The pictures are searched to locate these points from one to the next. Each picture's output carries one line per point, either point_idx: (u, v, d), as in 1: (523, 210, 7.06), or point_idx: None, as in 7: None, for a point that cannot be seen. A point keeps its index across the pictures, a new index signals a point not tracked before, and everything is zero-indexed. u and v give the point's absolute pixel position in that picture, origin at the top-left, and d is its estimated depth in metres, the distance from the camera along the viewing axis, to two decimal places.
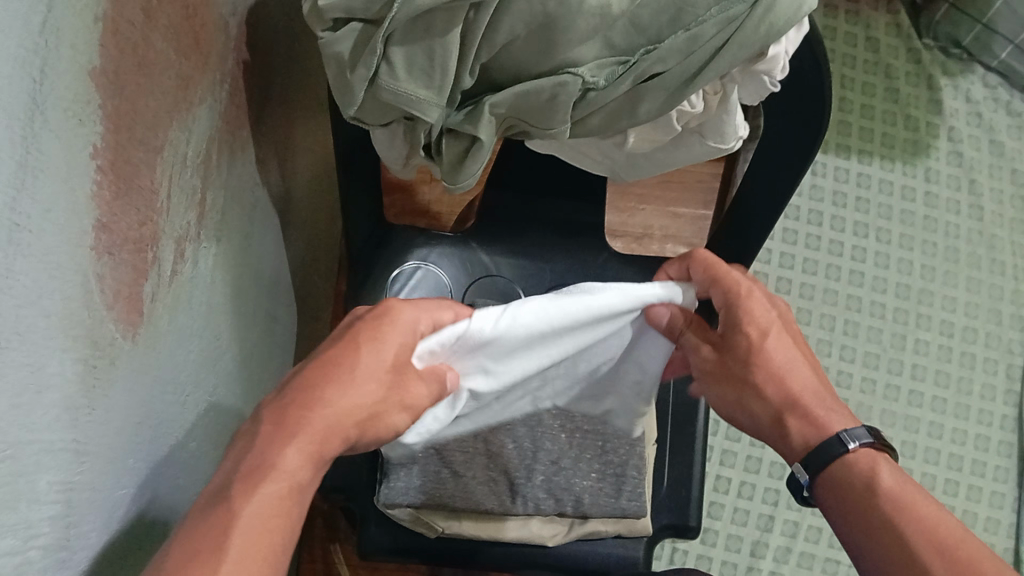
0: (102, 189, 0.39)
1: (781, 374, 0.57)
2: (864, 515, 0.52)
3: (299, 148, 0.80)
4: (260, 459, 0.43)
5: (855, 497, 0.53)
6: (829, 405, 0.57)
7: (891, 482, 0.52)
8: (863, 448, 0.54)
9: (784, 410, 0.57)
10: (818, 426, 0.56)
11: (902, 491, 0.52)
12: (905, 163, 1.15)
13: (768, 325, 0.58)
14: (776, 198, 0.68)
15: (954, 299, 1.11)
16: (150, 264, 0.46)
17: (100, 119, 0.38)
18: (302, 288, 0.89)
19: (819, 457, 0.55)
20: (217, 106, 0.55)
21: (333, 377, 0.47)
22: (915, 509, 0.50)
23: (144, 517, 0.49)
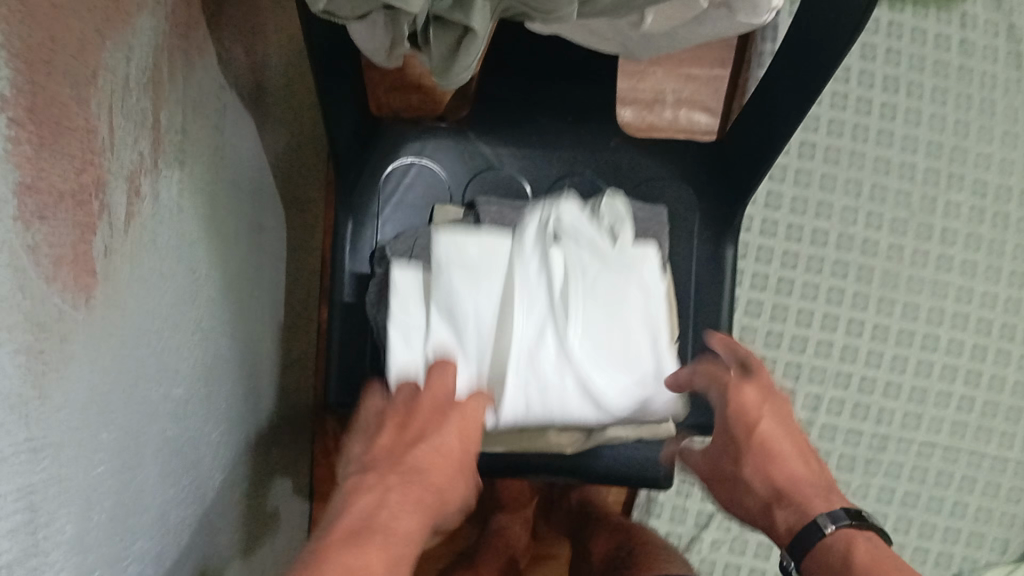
0: (22, 146, 0.32)
1: (772, 471, 0.62)
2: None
3: (267, 31, 0.71)
4: (382, 518, 0.50)
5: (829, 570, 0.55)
6: (821, 496, 0.60)
7: (868, 560, 0.53)
8: (840, 528, 0.56)
9: (773, 501, 0.61)
10: (800, 514, 0.59)
11: (881, 564, 0.52)
12: (940, 7, 1.05)
13: (758, 417, 0.63)
14: (805, 85, 0.59)
15: (988, 156, 1.04)
16: (98, 213, 0.39)
17: (5, 61, 0.31)
18: (288, 185, 0.82)
19: (800, 543, 0.57)
20: (162, 9, 0.46)
21: (433, 450, 0.56)
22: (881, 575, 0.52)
23: (128, 485, 0.44)
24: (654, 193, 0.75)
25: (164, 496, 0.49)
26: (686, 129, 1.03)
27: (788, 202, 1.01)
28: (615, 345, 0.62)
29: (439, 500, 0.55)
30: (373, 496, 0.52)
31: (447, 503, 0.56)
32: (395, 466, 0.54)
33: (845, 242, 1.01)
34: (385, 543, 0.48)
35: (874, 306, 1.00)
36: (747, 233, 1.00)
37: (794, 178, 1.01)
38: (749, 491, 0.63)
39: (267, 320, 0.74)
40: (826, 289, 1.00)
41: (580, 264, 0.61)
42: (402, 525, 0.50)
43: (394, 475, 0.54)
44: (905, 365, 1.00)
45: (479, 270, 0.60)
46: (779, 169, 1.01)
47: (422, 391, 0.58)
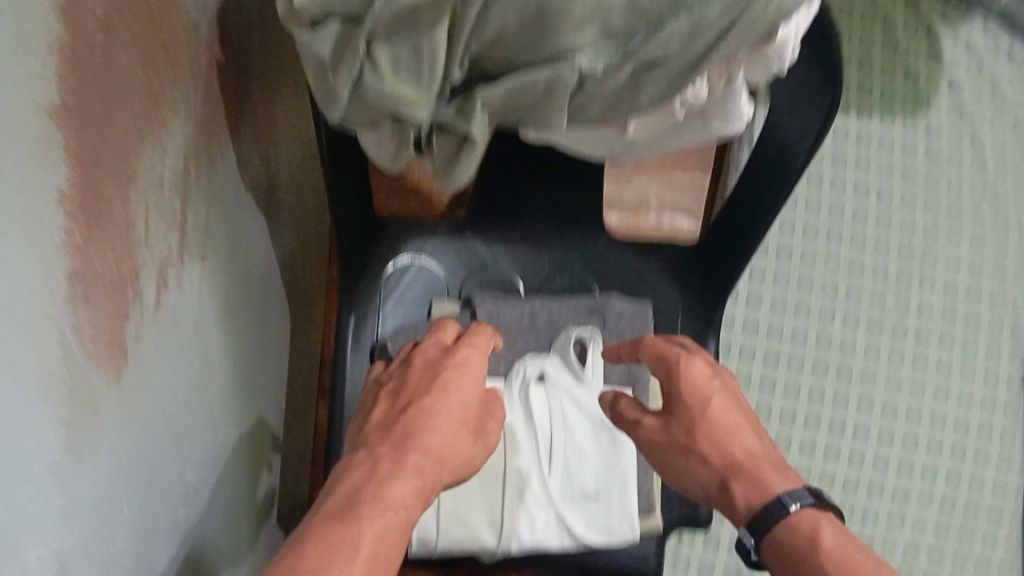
0: (72, 234, 0.36)
1: (725, 442, 0.61)
2: (796, 565, 0.53)
3: (279, 141, 0.76)
4: (373, 488, 0.50)
5: (798, 559, 0.53)
6: (773, 470, 0.60)
7: (833, 542, 0.53)
8: (804, 509, 0.55)
9: (728, 475, 0.60)
10: (761, 491, 0.58)
11: (846, 547, 0.52)
12: (905, 119, 1.12)
13: (710, 397, 0.63)
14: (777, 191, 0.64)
15: (958, 257, 1.09)
16: (132, 301, 0.43)
17: (65, 158, 0.35)
18: (293, 284, 0.86)
19: (765, 522, 0.56)
20: (194, 118, 0.51)
21: (433, 412, 0.57)
22: (861, 568, 0.50)
23: (142, 560, 0.46)
24: (638, 288, 0.80)
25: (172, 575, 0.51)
26: (670, 234, 1.08)
27: (768, 302, 1.06)
28: (608, 488, 0.70)
29: (446, 454, 0.56)
30: (367, 471, 0.52)
31: (461, 456, 0.57)
32: (390, 435, 0.56)
33: (824, 341, 1.05)
34: (378, 514, 0.48)
35: (854, 405, 1.03)
36: (730, 332, 1.05)
37: (773, 280, 1.07)
38: (694, 455, 0.62)
39: (270, 415, 0.77)
40: (807, 386, 1.04)
41: (565, 412, 0.71)
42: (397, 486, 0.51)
43: (387, 443, 0.55)
44: (887, 464, 1.02)
45: None
46: (759, 271, 1.07)
47: (432, 343, 0.63)
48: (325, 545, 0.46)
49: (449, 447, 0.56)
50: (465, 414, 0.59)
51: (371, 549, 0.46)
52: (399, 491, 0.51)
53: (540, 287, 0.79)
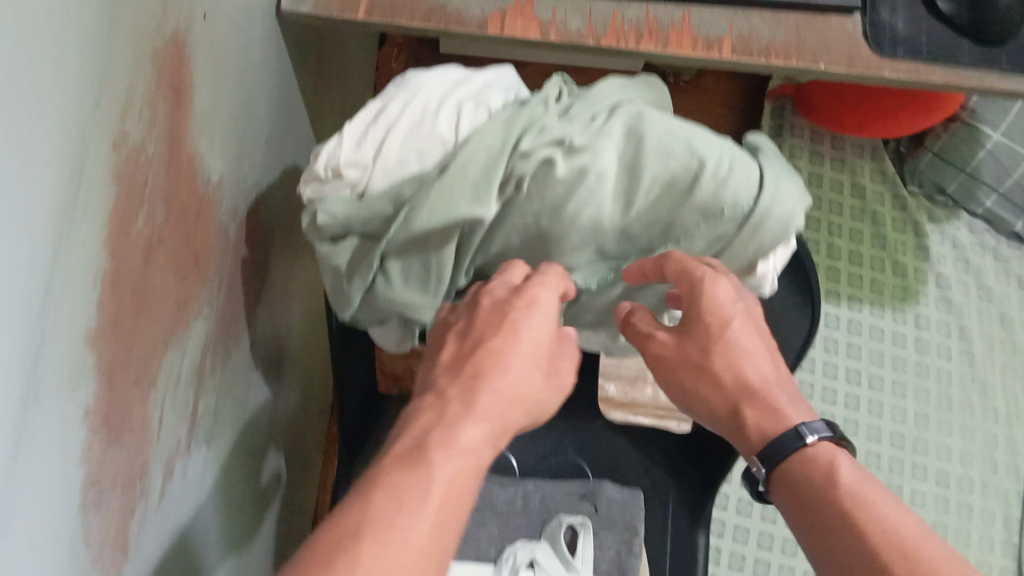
0: (92, 445, 0.39)
1: (740, 360, 0.54)
2: (806, 503, 0.49)
3: (292, 313, 0.80)
4: (443, 429, 0.43)
5: (812, 496, 0.49)
6: (788, 398, 0.53)
7: (850, 478, 0.48)
8: (821, 441, 0.50)
9: (740, 401, 0.53)
10: (776, 417, 0.52)
11: (862, 486, 0.48)
12: (894, 308, 1.16)
13: (732, 315, 0.53)
14: None
15: (949, 447, 1.11)
16: (137, 497, 0.45)
17: (93, 376, 0.38)
18: (294, 447, 0.88)
19: (775, 450, 0.51)
20: (214, 312, 0.55)
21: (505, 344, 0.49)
22: (878, 510, 0.46)
23: None
24: (630, 477, 0.80)
25: None
26: None
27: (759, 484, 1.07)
28: None
29: (518, 396, 0.47)
30: (429, 417, 0.45)
31: (535, 400, 0.48)
32: (459, 377, 0.47)
33: None
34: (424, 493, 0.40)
35: None
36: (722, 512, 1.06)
37: None
38: (704, 377, 0.54)
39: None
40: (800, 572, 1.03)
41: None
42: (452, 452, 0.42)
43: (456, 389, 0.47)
44: None
45: None
46: None
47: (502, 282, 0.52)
48: (374, 514, 0.38)
49: (529, 349, 0.49)
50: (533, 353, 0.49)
51: (424, 524, 0.39)
52: (474, 430, 0.44)
53: (533, 468, 0.81)
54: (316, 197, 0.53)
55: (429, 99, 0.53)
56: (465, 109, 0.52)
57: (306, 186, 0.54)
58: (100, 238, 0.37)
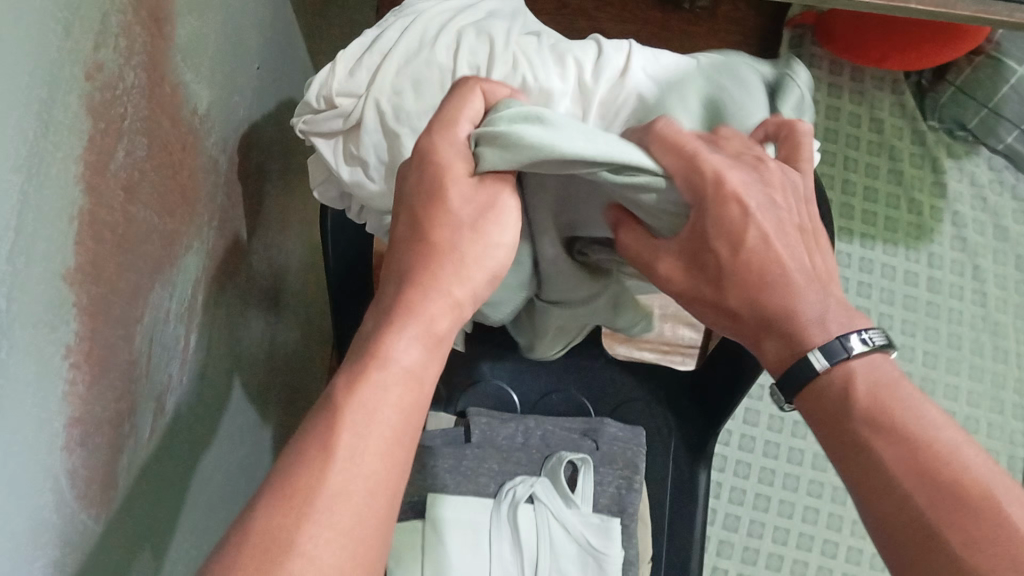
0: (75, 383, 0.38)
1: (781, 274, 0.43)
2: (827, 420, 0.42)
3: (288, 242, 0.78)
4: None
5: (829, 418, 0.42)
6: (819, 303, 0.43)
7: (868, 392, 0.41)
8: (847, 363, 0.41)
9: (761, 330, 0.44)
10: (799, 340, 0.43)
11: (882, 411, 0.40)
12: (907, 247, 1.14)
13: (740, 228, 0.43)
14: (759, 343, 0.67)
15: (956, 386, 1.10)
16: (127, 433, 0.44)
17: (74, 315, 0.37)
18: (299, 375, 0.88)
19: (793, 376, 0.43)
20: (206, 246, 0.53)
21: (436, 253, 0.42)
22: (902, 433, 0.39)
23: None
24: (629, 417, 0.80)
25: None
26: None
27: None
28: None
29: None
30: None
31: None
32: None
33: None
34: (327, 468, 0.35)
35: None
36: None
37: None
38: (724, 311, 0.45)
39: None
40: None
41: (552, 534, 0.70)
42: (377, 384, 0.38)
43: (393, 286, 0.42)
44: None
45: (456, 543, 0.69)
46: None
47: None
48: None
49: None
50: (490, 277, 0.43)
51: (343, 489, 0.35)
52: None
53: (536, 403, 0.81)
54: (310, 129, 0.51)
55: (428, 28, 0.51)
56: (466, 38, 0.50)
57: (298, 118, 0.52)
58: (76, 169, 0.36)
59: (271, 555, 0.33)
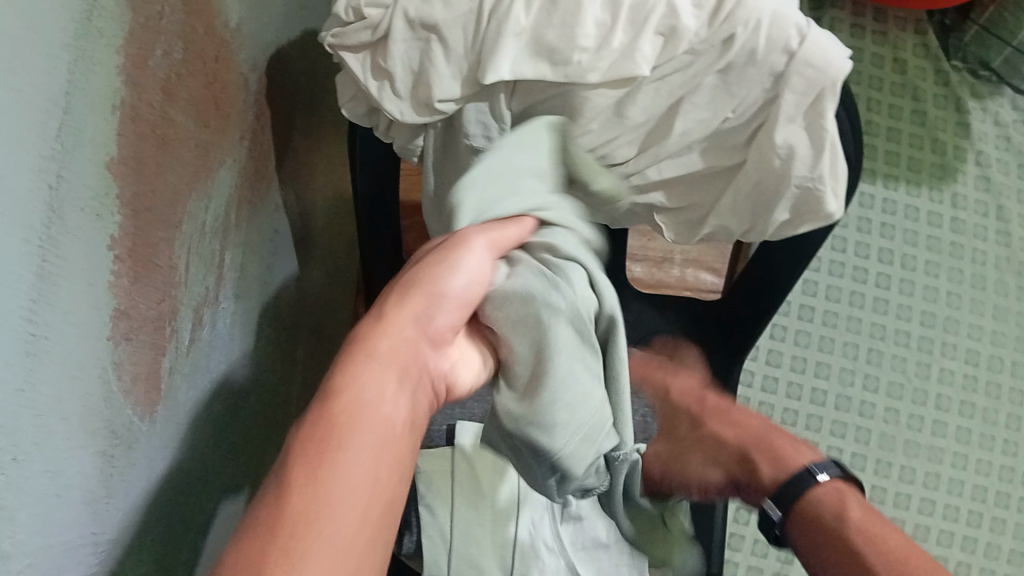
0: (120, 276, 0.39)
1: (794, 459, 0.59)
2: (822, 544, 0.54)
3: (316, 182, 0.79)
4: None
5: (814, 548, 0.54)
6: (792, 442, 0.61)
7: (861, 517, 0.53)
8: (832, 481, 0.56)
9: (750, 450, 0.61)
10: (788, 468, 0.58)
11: (869, 524, 0.53)
12: (931, 188, 1.14)
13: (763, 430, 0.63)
14: (780, 275, 0.69)
15: (980, 327, 1.09)
16: (168, 337, 0.45)
17: (118, 208, 0.38)
18: (324, 319, 0.89)
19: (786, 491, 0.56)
20: (239, 165, 0.54)
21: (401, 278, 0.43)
22: (882, 543, 0.51)
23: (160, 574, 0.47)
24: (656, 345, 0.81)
25: None
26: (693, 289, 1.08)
27: (787, 360, 1.06)
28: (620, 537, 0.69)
29: None
30: None
31: None
32: None
33: (844, 403, 1.05)
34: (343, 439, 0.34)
35: (871, 467, 1.02)
36: (749, 389, 1.05)
37: (794, 339, 1.07)
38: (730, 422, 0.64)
39: None
40: (825, 447, 1.02)
41: None
42: (360, 394, 0.36)
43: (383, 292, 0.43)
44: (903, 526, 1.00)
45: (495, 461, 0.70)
46: (780, 329, 1.08)
47: None
48: None
49: None
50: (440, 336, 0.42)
51: (379, 447, 0.34)
52: None
53: None
54: (338, 42, 0.52)
55: None
56: None
57: (327, 32, 0.53)
58: (120, 60, 0.36)
59: (308, 521, 0.31)
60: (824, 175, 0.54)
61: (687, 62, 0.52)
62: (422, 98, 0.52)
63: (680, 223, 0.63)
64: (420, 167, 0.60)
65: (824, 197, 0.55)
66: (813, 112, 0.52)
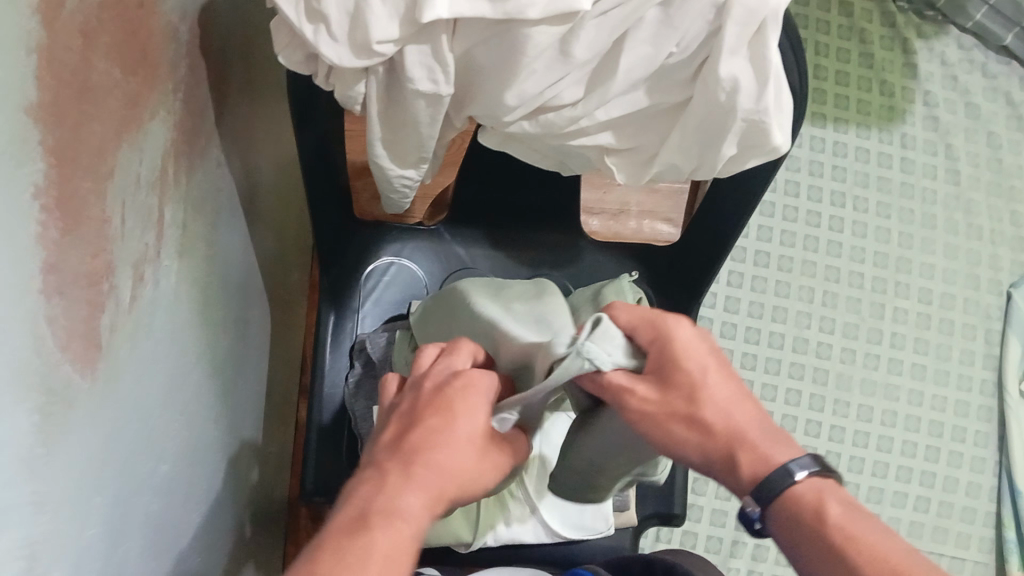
0: (47, 228, 0.37)
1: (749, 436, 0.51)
2: (795, 537, 0.48)
3: (260, 141, 0.77)
4: None
5: (791, 525, 0.48)
6: (765, 436, 0.51)
7: (840, 515, 0.46)
8: (810, 477, 0.48)
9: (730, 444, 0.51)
10: (766, 459, 0.50)
11: (852, 521, 0.46)
12: (881, 129, 1.15)
13: (737, 415, 0.51)
14: (732, 219, 0.69)
15: (932, 266, 1.11)
16: (105, 294, 0.44)
17: (40, 155, 0.36)
18: (276, 283, 0.87)
19: (767, 491, 0.48)
20: (171, 117, 0.52)
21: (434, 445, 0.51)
22: (867, 540, 0.45)
23: (108, 540, 0.46)
24: None
25: (144, 556, 0.52)
26: (650, 238, 1.08)
27: (745, 306, 1.07)
28: None
29: None
30: None
31: None
32: None
33: (801, 344, 1.06)
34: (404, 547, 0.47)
35: (830, 409, 1.04)
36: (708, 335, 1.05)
37: (751, 284, 1.07)
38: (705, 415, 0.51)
39: (249, 408, 0.78)
40: (784, 390, 1.04)
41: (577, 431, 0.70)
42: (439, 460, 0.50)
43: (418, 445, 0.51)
44: (862, 466, 1.02)
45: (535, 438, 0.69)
46: (736, 275, 1.07)
47: None
48: None
49: None
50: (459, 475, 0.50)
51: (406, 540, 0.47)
52: None
53: None
54: None
55: None
56: None
57: None
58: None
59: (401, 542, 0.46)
60: (768, 107, 0.54)
61: None
62: (360, 40, 0.51)
63: (628, 162, 0.62)
64: (364, 117, 0.58)
65: (770, 130, 0.55)
66: (756, 43, 0.52)
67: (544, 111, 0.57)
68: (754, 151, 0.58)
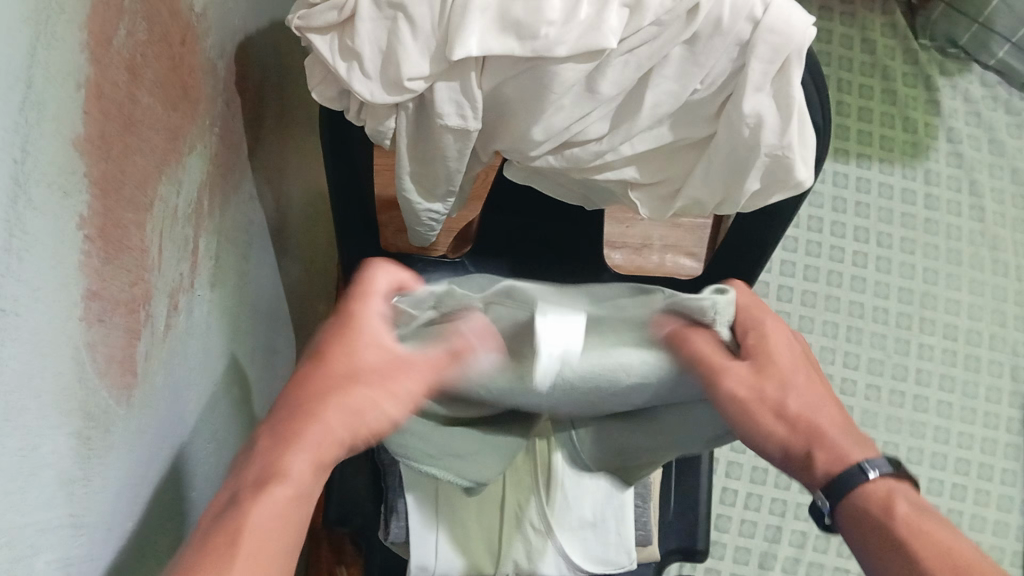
0: (90, 257, 0.38)
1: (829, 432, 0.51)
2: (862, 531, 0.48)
3: (291, 175, 0.79)
4: None
5: (854, 526, 0.48)
6: (849, 438, 0.50)
7: (908, 511, 0.46)
8: (882, 477, 0.48)
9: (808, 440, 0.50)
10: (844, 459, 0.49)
11: (920, 517, 0.46)
12: (904, 165, 1.15)
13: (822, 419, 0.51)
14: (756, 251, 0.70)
15: (957, 302, 1.11)
16: (143, 322, 0.45)
17: (85, 187, 0.37)
18: (303, 314, 0.89)
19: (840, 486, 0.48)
20: (208, 150, 0.54)
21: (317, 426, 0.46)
22: (935, 539, 0.45)
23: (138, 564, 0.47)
24: None
25: None
26: (672, 272, 1.08)
27: None
28: (606, 518, 0.68)
29: None
30: None
31: None
32: None
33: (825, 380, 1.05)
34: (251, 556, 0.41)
35: None
36: None
37: None
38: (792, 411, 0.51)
39: None
40: None
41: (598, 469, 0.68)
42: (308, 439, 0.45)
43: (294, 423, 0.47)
44: None
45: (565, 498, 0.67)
46: None
47: None
48: None
49: None
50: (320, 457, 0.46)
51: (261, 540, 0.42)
52: None
53: None
54: (306, 24, 0.53)
55: None
56: None
57: (295, 15, 0.54)
58: (81, 37, 0.36)
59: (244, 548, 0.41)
60: (792, 142, 0.54)
61: (653, 34, 0.51)
62: (393, 77, 0.52)
63: (653, 198, 0.63)
64: (394, 151, 0.59)
65: (794, 165, 0.56)
66: (780, 80, 0.52)
67: (570, 146, 0.58)
68: (778, 187, 0.59)
